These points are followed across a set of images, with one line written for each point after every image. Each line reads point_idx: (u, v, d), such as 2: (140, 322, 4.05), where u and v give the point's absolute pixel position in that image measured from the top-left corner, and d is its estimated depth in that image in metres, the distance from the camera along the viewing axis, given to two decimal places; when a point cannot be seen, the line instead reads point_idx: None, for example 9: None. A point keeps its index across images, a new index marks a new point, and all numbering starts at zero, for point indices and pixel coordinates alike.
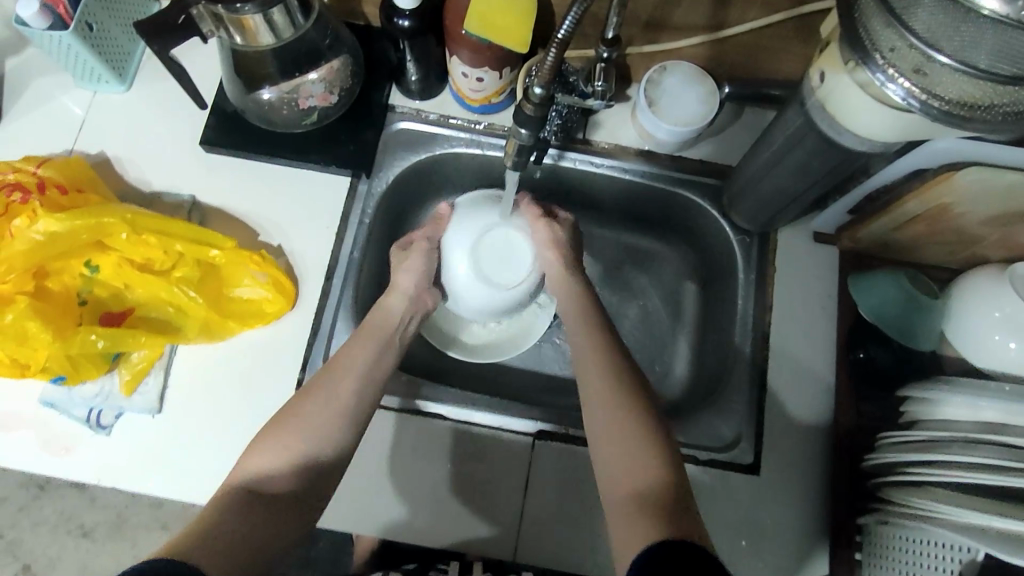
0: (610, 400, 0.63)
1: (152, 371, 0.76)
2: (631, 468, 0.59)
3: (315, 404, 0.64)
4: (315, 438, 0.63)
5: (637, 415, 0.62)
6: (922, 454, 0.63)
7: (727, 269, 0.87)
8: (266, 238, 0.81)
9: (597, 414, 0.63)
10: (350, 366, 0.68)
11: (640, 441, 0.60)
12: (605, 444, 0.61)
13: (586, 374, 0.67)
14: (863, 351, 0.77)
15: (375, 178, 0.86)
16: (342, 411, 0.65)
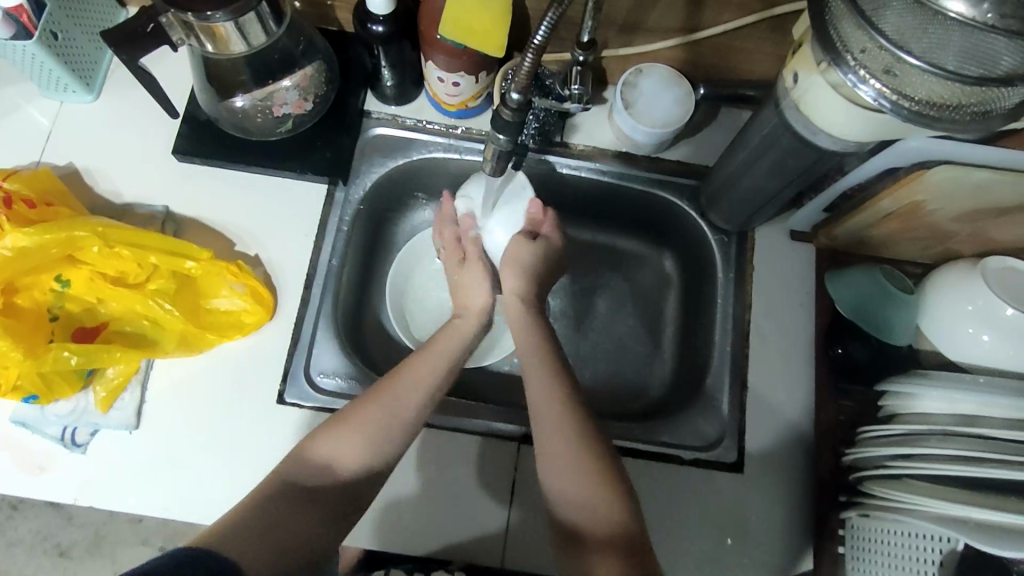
0: (565, 454, 0.60)
1: (128, 386, 0.74)
2: (588, 510, 0.57)
3: (370, 426, 0.62)
4: (365, 459, 0.61)
5: (593, 472, 0.59)
6: (902, 448, 0.64)
7: (706, 269, 0.88)
8: (243, 248, 0.80)
9: (560, 442, 0.61)
10: (411, 390, 0.65)
11: (597, 501, 0.57)
12: (560, 476, 0.59)
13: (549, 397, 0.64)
14: (840, 347, 0.78)
15: (352, 184, 0.84)
16: (390, 430, 0.62)
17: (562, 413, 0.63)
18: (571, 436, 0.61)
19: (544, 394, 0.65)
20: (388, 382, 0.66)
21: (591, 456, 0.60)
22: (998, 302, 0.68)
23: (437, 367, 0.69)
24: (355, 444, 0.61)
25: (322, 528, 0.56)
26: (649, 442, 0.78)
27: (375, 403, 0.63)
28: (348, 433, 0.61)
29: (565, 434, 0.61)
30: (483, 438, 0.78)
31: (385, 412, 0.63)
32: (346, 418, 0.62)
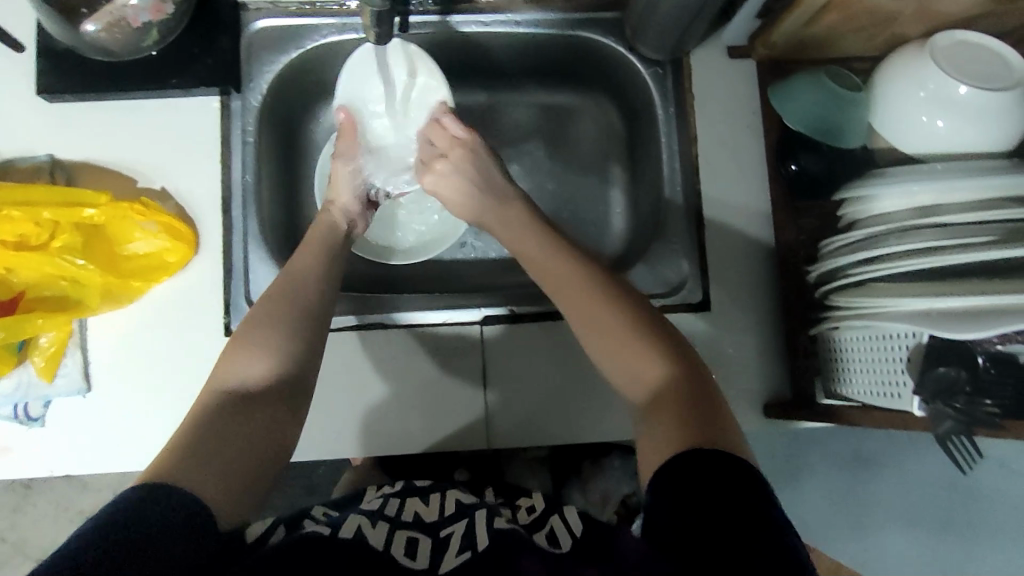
0: (608, 325, 0.59)
1: (67, 352, 0.71)
2: (639, 371, 0.57)
3: (283, 318, 0.60)
4: (293, 352, 0.59)
5: (634, 335, 0.58)
6: (864, 253, 0.62)
7: (645, 108, 0.82)
8: (147, 183, 0.74)
9: (596, 317, 0.59)
10: (301, 278, 0.63)
11: (638, 363, 0.57)
12: (605, 348, 0.59)
13: (556, 278, 0.63)
14: (794, 162, 0.73)
15: (247, 91, 0.76)
16: (303, 328, 0.60)
17: (581, 289, 0.61)
18: (602, 309, 0.59)
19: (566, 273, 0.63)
20: (283, 275, 0.64)
21: (631, 318, 0.59)
22: (951, 83, 0.63)
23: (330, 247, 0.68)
24: (274, 336, 0.59)
25: (272, 428, 0.55)
26: None
27: (274, 301, 0.61)
28: (260, 331, 0.59)
29: (594, 308, 0.60)
30: (449, 328, 0.76)
31: (295, 299, 0.62)
32: (256, 316, 0.60)
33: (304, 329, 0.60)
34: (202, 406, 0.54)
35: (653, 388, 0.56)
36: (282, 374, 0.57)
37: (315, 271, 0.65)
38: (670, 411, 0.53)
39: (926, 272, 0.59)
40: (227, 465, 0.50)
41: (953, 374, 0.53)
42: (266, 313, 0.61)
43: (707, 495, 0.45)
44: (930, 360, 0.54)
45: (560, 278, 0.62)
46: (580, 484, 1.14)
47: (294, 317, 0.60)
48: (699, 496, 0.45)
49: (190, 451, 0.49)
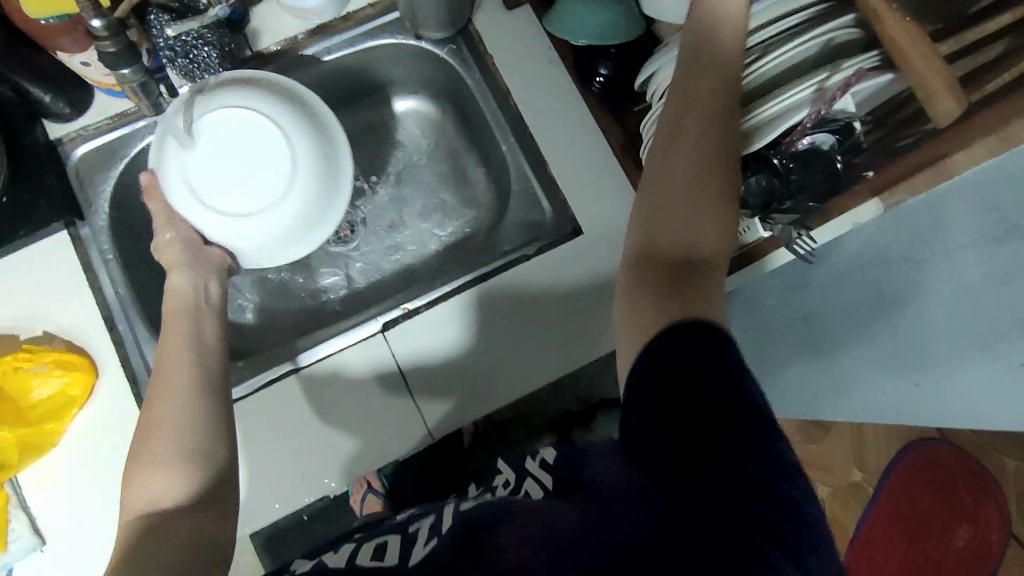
0: (695, 185, 0.53)
1: (11, 517, 0.71)
2: (694, 231, 0.53)
3: (170, 417, 0.59)
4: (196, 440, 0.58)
5: (711, 197, 0.53)
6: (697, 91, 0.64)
7: (459, 83, 0.88)
8: (28, 332, 0.76)
9: (703, 165, 0.54)
10: (181, 366, 0.64)
11: (695, 222, 0.53)
12: (670, 187, 0.54)
13: (686, 139, 0.54)
14: (599, 77, 0.78)
15: (91, 215, 0.81)
16: (192, 406, 0.60)
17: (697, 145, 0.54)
18: (711, 167, 0.54)
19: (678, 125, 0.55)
20: (155, 381, 0.63)
21: (720, 187, 0.54)
22: None
23: (186, 331, 0.67)
24: (171, 439, 0.58)
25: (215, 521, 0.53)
26: (501, 255, 0.80)
27: (156, 410, 0.60)
28: (158, 439, 0.58)
29: (707, 161, 0.53)
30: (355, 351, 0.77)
31: (175, 396, 0.61)
32: (146, 429, 0.59)
33: (193, 403, 0.61)
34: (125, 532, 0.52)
35: (660, 244, 0.53)
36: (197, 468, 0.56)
37: (186, 365, 0.64)
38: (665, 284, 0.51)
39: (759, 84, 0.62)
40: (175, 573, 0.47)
41: (765, 181, 0.58)
42: (151, 419, 0.59)
43: (680, 382, 0.45)
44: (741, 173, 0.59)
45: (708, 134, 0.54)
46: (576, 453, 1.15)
47: (186, 403, 0.60)
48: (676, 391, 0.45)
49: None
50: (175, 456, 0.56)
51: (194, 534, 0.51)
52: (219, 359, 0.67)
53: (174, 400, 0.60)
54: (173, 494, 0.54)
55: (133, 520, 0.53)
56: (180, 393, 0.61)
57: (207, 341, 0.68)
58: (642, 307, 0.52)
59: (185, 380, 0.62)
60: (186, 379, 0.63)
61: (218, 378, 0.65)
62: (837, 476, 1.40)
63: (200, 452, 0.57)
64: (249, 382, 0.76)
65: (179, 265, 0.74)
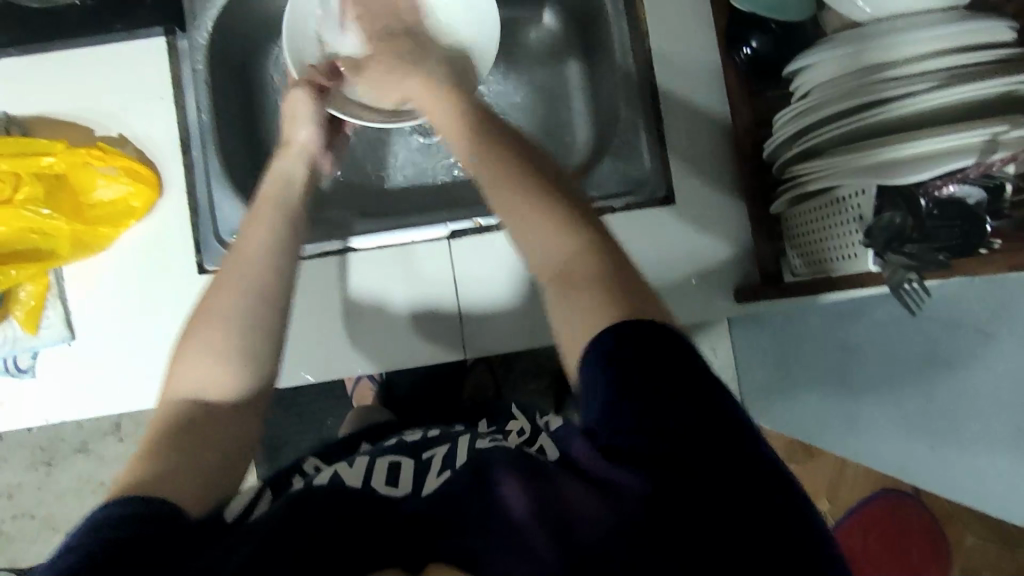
0: (518, 208, 0.51)
1: (48, 304, 0.72)
2: (549, 247, 0.49)
3: (230, 318, 0.53)
4: (259, 343, 0.54)
5: (547, 211, 0.50)
6: (835, 107, 0.62)
7: (596, 6, 0.82)
8: (104, 130, 0.74)
9: (506, 194, 0.52)
10: (259, 255, 0.57)
11: (559, 246, 0.49)
12: (510, 219, 0.52)
13: (482, 172, 0.54)
14: (746, 47, 0.73)
15: (192, 29, 0.75)
16: (264, 299, 0.55)
17: (495, 172, 0.53)
18: (524, 187, 0.51)
19: (508, 192, 0.52)
20: (227, 268, 0.57)
21: (538, 208, 0.51)
22: None
23: (275, 227, 0.60)
24: (230, 338, 0.53)
25: (246, 433, 0.52)
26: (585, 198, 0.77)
27: (221, 290, 0.55)
28: (222, 326, 0.53)
29: (521, 183, 0.52)
30: (414, 250, 0.76)
31: (241, 297, 0.55)
32: (204, 319, 0.54)
33: (262, 299, 0.55)
34: (168, 407, 0.51)
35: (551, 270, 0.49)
36: (257, 371, 0.53)
37: (267, 256, 0.57)
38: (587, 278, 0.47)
39: (908, 120, 0.59)
40: (204, 475, 0.48)
41: (896, 221, 0.56)
42: (215, 310, 0.54)
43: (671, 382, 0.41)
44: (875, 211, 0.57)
45: (488, 174, 0.53)
46: (574, 404, 1.15)
47: (255, 303, 0.55)
48: (667, 398, 0.41)
49: (168, 460, 0.47)
50: (231, 350, 0.53)
51: (233, 434, 0.51)
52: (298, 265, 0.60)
53: (243, 290, 0.55)
54: (219, 395, 0.52)
55: (178, 398, 0.51)
56: (249, 285, 0.55)
57: (293, 237, 0.60)
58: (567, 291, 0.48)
59: (260, 273, 0.56)
60: (262, 272, 0.56)
61: (293, 271, 0.59)
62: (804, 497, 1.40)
63: (260, 355, 0.54)
64: (299, 247, 0.75)
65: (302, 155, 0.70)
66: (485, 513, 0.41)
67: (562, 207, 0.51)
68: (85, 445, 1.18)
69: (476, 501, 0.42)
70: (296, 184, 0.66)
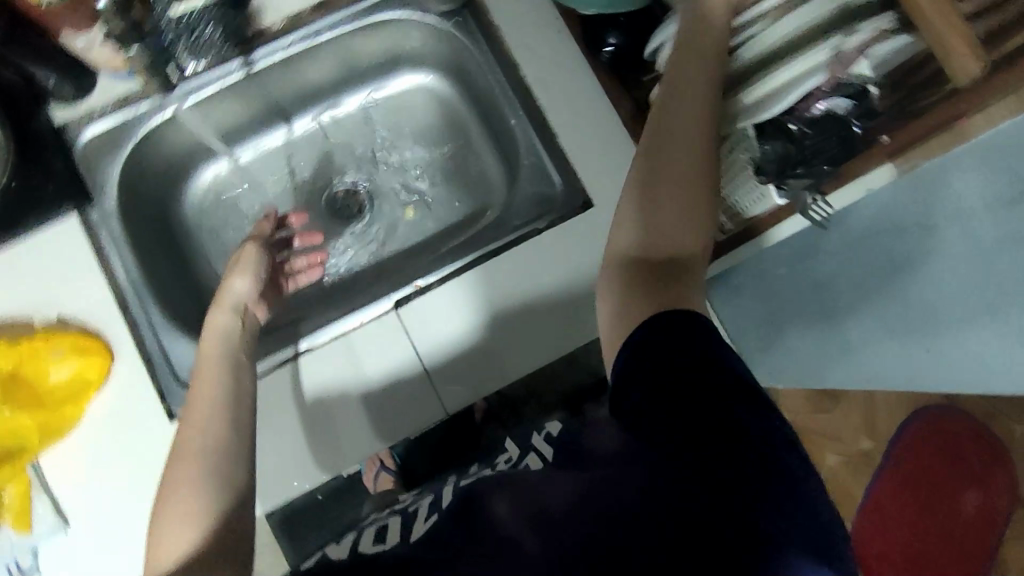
0: (672, 162, 0.55)
1: (34, 500, 0.72)
2: (667, 226, 0.55)
3: (189, 480, 0.56)
4: (211, 492, 0.55)
5: (693, 186, 0.55)
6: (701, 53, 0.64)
7: (464, 55, 0.87)
8: (44, 317, 0.76)
9: (696, 135, 0.56)
10: (207, 406, 0.62)
11: (684, 234, 0.54)
12: (664, 160, 0.56)
13: (679, 92, 0.58)
14: (609, 46, 0.76)
15: (99, 196, 0.81)
16: (217, 453, 0.58)
17: (697, 100, 0.57)
18: (686, 140, 0.56)
19: (678, 124, 0.56)
20: (181, 438, 0.60)
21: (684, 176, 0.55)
22: None
23: (220, 384, 0.64)
24: (188, 497, 0.55)
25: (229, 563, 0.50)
26: (508, 231, 0.80)
27: (182, 453, 0.58)
28: (178, 491, 0.55)
29: (697, 126, 0.56)
30: (367, 326, 0.77)
31: (197, 460, 0.57)
32: (165, 491, 0.56)
33: (212, 455, 0.58)
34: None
35: (651, 240, 0.55)
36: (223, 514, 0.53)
37: (215, 409, 0.62)
38: (643, 283, 0.52)
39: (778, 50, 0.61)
40: None
41: (773, 149, 0.59)
42: (174, 479, 0.57)
43: (677, 390, 0.45)
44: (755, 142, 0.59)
45: (684, 92, 0.58)
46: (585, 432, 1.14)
47: (207, 462, 0.57)
48: (662, 405, 0.45)
49: None
50: (188, 509, 0.54)
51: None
52: (252, 412, 0.63)
53: (193, 456, 0.58)
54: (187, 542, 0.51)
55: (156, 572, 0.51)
56: (196, 448, 0.58)
57: (240, 387, 0.65)
58: (631, 278, 0.53)
59: (203, 430, 0.60)
60: (206, 428, 0.60)
61: (247, 420, 0.62)
62: (849, 445, 1.33)
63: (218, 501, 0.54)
64: (263, 363, 0.77)
65: (228, 308, 0.74)
66: (481, 535, 0.46)
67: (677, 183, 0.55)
68: None
69: (469, 530, 0.46)
70: (234, 337, 0.71)
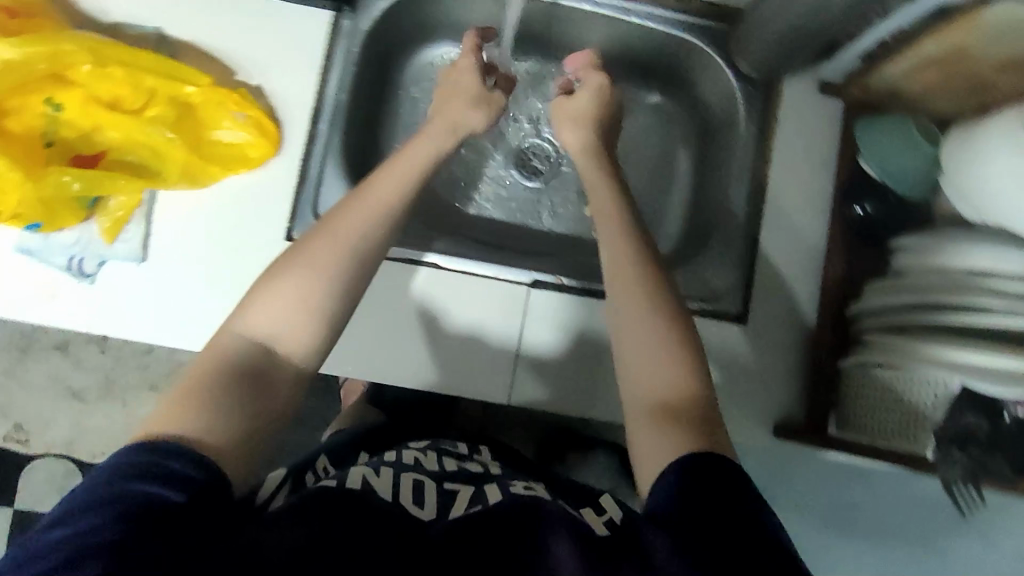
0: (636, 320, 0.53)
1: (133, 220, 0.72)
2: (657, 379, 0.51)
3: (318, 271, 0.52)
4: (327, 298, 0.52)
5: (666, 330, 0.53)
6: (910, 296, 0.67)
7: (726, 119, 0.86)
8: (244, 77, 0.75)
9: (636, 276, 0.55)
10: (377, 206, 0.57)
11: (672, 386, 0.50)
12: (630, 328, 0.53)
13: (613, 262, 0.57)
14: (859, 207, 0.77)
15: (358, 13, 0.80)
16: (358, 262, 0.54)
17: (625, 243, 0.58)
18: (639, 290, 0.55)
19: (629, 283, 0.55)
20: (344, 212, 0.56)
21: (669, 323, 0.53)
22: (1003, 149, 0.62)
23: (406, 186, 0.61)
24: (307, 289, 0.51)
25: (296, 390, 0.51)
26: None
27: (326, 230, 0.55)
28: (300, 270, 0.52)
29: (638, 280, 0.55)
30: (494, 283, 0.78)
31: (336, 255, 0.53)
32: (295, 256, 0.53)
33: (356, 259, 0.54)
34: (219, 349, 0.49)
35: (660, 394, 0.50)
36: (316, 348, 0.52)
37: (378, 214, 0.57)
38: (669, 422, 0.48)
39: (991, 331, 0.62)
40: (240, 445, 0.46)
41: (974, 425, 0.64)
42: (306, 255, 0.53)
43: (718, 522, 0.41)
44: (957, 410, 0.64)
45: (615, 244, 0.59)
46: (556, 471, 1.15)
47: (346, 262, 0.54)
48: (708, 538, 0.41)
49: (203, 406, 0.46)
50: (299, 309, 0.51)
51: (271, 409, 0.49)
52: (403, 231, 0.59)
53: (340, 242, 0.54)
54: (277, 352, 0.50)
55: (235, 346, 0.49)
56: (336, 244, 0.54)
57: (406, 206, 0.60)
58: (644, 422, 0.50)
59: (368, 225, 0.56)
60: (370, 227, 0.56)
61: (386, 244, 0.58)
62: None
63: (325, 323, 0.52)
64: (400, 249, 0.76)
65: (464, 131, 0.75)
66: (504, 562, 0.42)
67: (690, 346, 0.52)
68: (66, 345, 1.15)
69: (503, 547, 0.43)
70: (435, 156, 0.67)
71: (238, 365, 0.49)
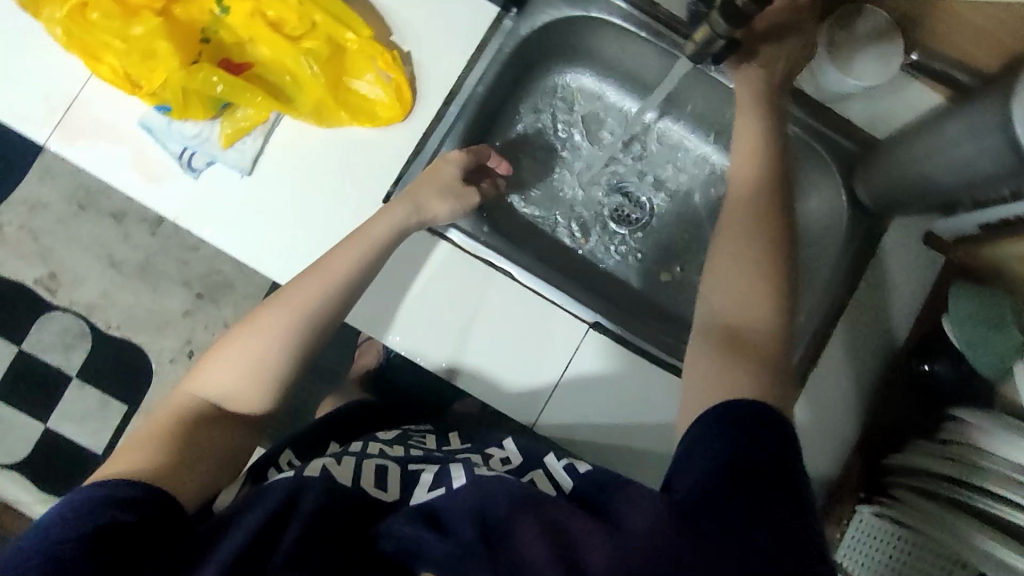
0: (746, 258, 0.61)
1: (252, 133, 0.75)
2: (748, 306, 0.59)
3: (267, 339, 0.62)
4: (277, 360, 0.62)
5: (769, 274, 0.60)
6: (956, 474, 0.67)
7: (825, 235, 0.87)
8: (400, 40, 0.78)
9: (748, 235, 0.63)
10: (335, 278, 0.65)
11: (758, 320, 0.58)
12: (729, 271, 0.61)
13: (729, 220, 0.65)
14: (927, 364, 0.78)
15: (523, 18, 0.82)
16: (309, 329, 0.63)
17: (749, 211, 0.65)
18: (755, 241, 0.62)
19: (743, 229, 0.63)
20: (298, 285, 0.65)
21: (770, 272, 0.60)
22: None
23: (372, 252, 0.68)
24: (258, 352, 0.62)
25: (243, 439, 0.64)
26: None
27: (286, 297, 0.64)
28: (246, 347, 0.62)
29: (751, 234, 0.63)
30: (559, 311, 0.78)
31: (287, 323, 0.63)
32: (242, 327, 0.63)
33: (305, 328, 0.63)
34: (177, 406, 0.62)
35: (732, 321, 0.59)
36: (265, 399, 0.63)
37: (335, 283, 0.65)
38: (722, 344, 0.57)
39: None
40: (193, 467, 0.59)
41: None
42: (259, 323, 0.63)
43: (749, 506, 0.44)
44: None
45: (740, 203, 0.66)
46: None
47: (292, 331, 0.63)
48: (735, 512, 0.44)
49: (167, 447, 0.58)
50: (247, 365, 0.62)
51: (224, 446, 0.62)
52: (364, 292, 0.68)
53: (290, 312, 0.63)
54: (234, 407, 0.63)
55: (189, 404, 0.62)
56: (293, 309, 0.63)
57: (364, 275, 0.67)
58: (714, 353, 0.57)
59: (317, 298, 0.64)
60: (320, 299, 0.64)
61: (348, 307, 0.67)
62: None
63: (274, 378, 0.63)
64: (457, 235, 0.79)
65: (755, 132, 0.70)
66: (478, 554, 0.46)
67: (779, 287, 0.60)
68: (121, 214, 1.16)
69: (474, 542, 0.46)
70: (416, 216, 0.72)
71: (192, 417, 0.61)
